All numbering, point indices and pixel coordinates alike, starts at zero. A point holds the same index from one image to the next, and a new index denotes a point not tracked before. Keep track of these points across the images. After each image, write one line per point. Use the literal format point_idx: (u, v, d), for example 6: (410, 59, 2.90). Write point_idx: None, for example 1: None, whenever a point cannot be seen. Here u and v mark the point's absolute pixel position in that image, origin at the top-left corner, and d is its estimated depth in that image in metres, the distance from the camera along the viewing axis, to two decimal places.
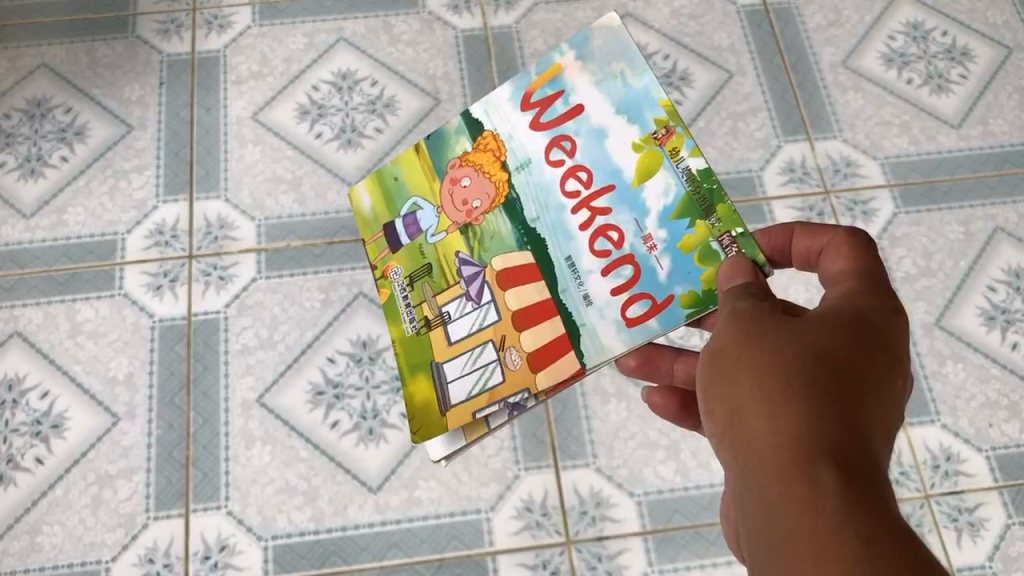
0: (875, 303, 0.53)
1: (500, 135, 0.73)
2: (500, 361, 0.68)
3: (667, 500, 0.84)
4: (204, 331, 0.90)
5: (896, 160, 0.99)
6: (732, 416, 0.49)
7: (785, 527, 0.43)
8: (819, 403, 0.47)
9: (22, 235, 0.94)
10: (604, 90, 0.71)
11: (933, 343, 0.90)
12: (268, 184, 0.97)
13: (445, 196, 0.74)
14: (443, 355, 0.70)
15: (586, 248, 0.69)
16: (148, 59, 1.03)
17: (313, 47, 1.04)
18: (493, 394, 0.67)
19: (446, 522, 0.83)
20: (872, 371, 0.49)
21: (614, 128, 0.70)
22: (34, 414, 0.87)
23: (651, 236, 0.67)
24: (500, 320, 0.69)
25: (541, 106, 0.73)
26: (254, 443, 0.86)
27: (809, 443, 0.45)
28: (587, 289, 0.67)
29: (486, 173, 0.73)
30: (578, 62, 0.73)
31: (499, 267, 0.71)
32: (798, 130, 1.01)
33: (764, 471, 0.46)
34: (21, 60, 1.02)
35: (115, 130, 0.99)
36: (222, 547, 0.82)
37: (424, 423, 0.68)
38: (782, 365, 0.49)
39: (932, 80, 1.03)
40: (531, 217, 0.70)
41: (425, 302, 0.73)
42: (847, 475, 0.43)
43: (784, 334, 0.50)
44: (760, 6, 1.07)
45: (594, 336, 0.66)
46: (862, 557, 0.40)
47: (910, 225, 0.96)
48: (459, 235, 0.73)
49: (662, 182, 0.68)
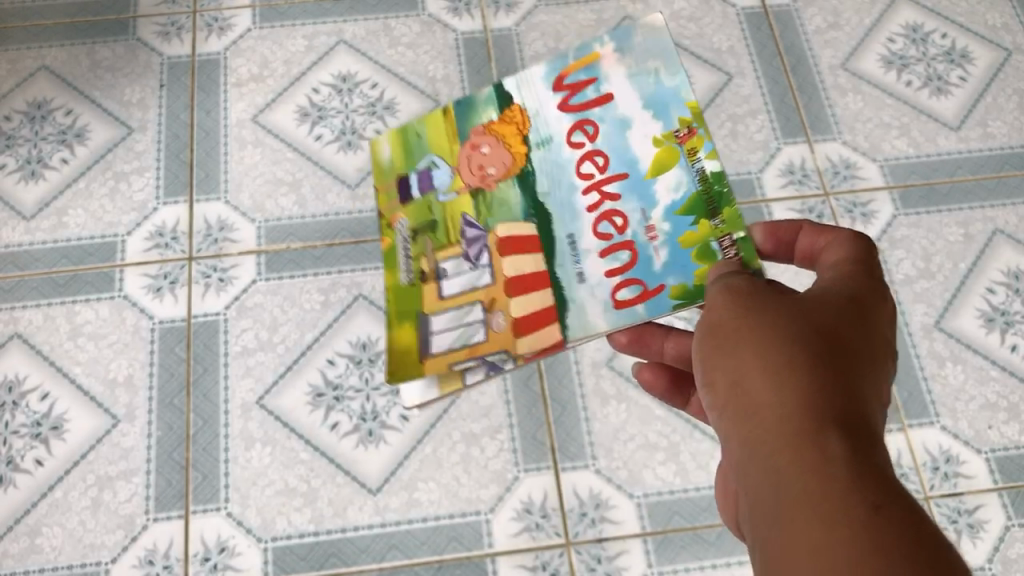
0: (874, 283, 0.54)
1: (527, 109, 0.75)
2: (485, 321, 0.70)
3: (667, 502, 0.84)
4: (204, 333, 0.90)
5: (896, 162, 0.99)
6: (733, 387, 0.49)
7: (791, 493, 0.43)
8: (822, 374, 0.47)
9: (22, 236, 0.94)
10: (634, 82, 0.73)
11: (932, 345, 0.91)
12: (268, 186, 0.97)
13: (463, 158, 0.76)
14: (431, 306, 0.72)
15: (590, 228, 0.70)
16: (148, 61, 1.03)
17: (313, 50, 1.04)
18: (474, 350, 0.69)
19: (445, 523, 0.83)
20: (868, 347, 0.50)
21: (637, 120, 0.72)
22: (34, 416, 0.87)
23: (654, 226, 0.68)
24: (494, 284, 0.71)
25: (572, 89, 0.75)
26: (254, 445, 0.86)
27: (814, 410, 0.45)
28: (583, 267, 0.69)
29: (507, 144, 0.75)
30: (615, 53, 0.74)
31: (503, 234, 0.72)
32: (798, 133, 1.01)
33: (768, 439, 0.46)
34: (21, 62, 1.03)
35: (115, 132, 0.99)
36: (222, 549, 0.82)
37: (403, 366, 0.70)
38: (783, 337, 0.49)
39: (932, 83, 1.03)
40: (542, 191, 0.72)
41: (423, 255, 0.74)
42: (852, 443, 0.44)
43: (784, 309, 0.51)
44: (760, 9, 1.07)
45: (581, 312, 0.68)
46: (870, 522, 0.40)
47: (909, 226, 0.96)
48: (469, 198, 0.75)
49: (675, 178, 0.69)
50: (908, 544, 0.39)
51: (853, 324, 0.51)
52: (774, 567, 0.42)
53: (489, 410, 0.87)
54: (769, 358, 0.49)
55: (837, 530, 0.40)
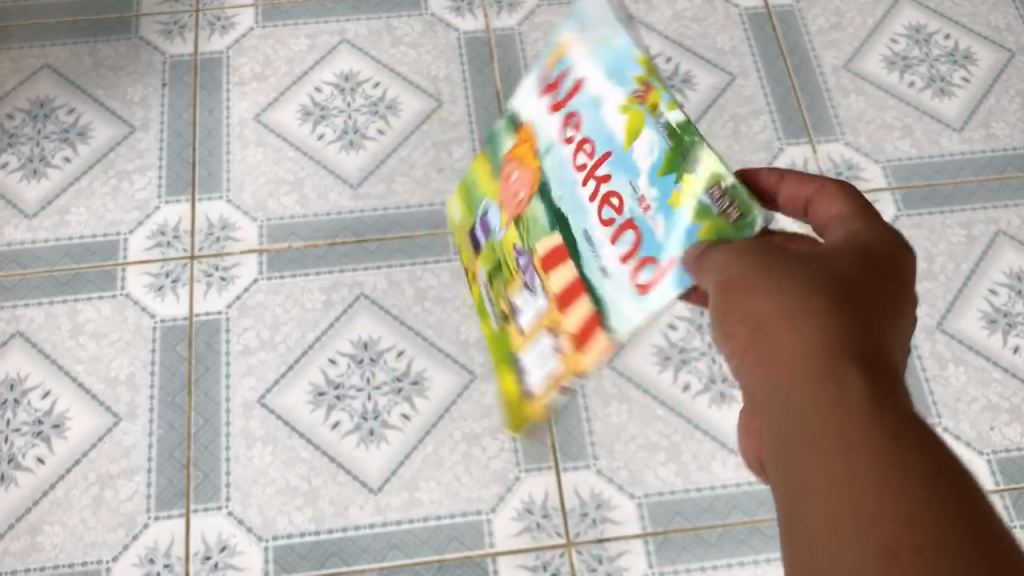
0: (880, 233, 0.48)
1: (508, 151, 0.79)
2: (553, 346, 0.75)
3: (667, 502, 0.84)
4: (206, 332, 0.90)
5: (898, 163, 0.99)
6: (747, 332, 0.44)
7: (809, 437, 0.37)
8: (834, 309, 0.42)
9: (24, 235, 0.94)
10: (546, 70, 0.72)
11: (934, 346, 0.90)
12: (270, 185, 0.97)
13: (498, 185, 0.78)
14: (522, 351, 0.80)
15: (597, 218, 0.65)
16: (151, 60, 1.03)
17: (316, 49, 1.04)
18: (557, 380, 0.77)
19: (446, 523, 0.83)
20: (890, 299, 0.44)
21: (594, 93, 0.65)
22: (36, 414, 0.87)
23: (644, 195, 0.61)
24: (544, 306, 0.74)
25: (525, 111, 0.77)
26: (255, 444, 0.86)
27: (831, 346, 0.40)
28: (602, 261, 0.66)
29: (526, 164, 0.74)
30: (525, 68, 0.77)
31: (542, 252, 0.72)
32: (800, 133, 1.01)
33: (787, 379, 0.40)
34: (24, 61, 1.03)
35: (118, 131, 0.99)
36: (222, 548, 0.82)
37: (516, 416, 0.85)
38: (789, 277, 0.44)
39: (935, 84, 1.03)
40: (558, 196, 0.70)
41: (501, 297, 0.81)
42: (879, 385, 0.37)
43: (789, 252, 0.46)
44: (762, 9, 1.07)
45: (617, 310, 0.65)
46: (891, 456, 0.34)
47: (911, 227, 0.96)
48: (512, 226, 0.77)
49: (644, 139, 0.61)
50: (930, 479, 0.33)
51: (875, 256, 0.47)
52: (788, 515, 0.36)
53: (490, 409, 0.87)
54: (773, 272, 0.45)
55: (850, 461, 0.34)
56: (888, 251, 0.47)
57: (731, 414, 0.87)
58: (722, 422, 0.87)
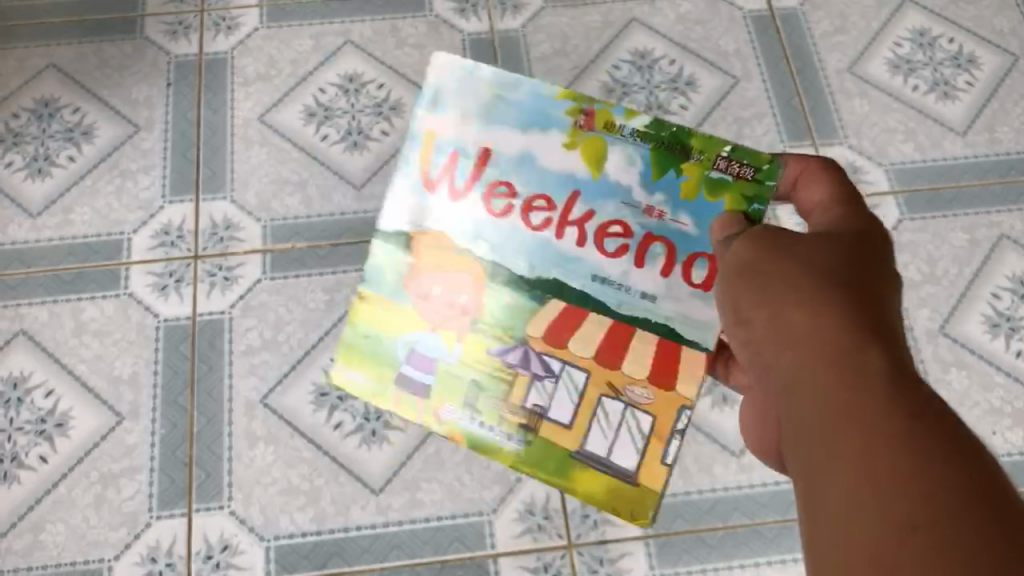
0: (884, 243, 0.60)
1: (434, 226, 0.88)
2: (626, 403, 0.83)
3: (669, 504, 0.84)
4: (209, 332, 0.90)
5: (901, 166, 0.99)
6: (773, 322, 0.53)
7: (833, 407, 0.46)
8: (855, 304, 0.51)
9: (29, 234, 0.94)
10: (493, 123, 0.90)
11: (936, 349, 0.91)
12: (274, 186, 0.97)
13: (429, 313, 0.86)
14: (574, 444, 0.83)
15: (601, 256, 0.86)
16: (156, 60, 1.03)
17: (320, 50, 1.04)
18: (660, 435, 0.82)
19: (447, 524, 0.83)
20: (891, 286, 0.55)
21: (534, 147, 0.89)
22: (39, 412, 0.87)
23: (652, 208, 0.87)
24: (591, 374, 0.84)
25: (450, 174, 0.89)
26: (257, 444, 0.86)
27: (853, 333, 0.49)
28: (640, 290, 0.85)
29: (448, 270, 0.87)
30: (443, 123, 0.91)
31: (541, 333, 0.85)
32: (803, 136, 1.01)
33: (812, 360, 0.49)
34: (29, 60, 1.03)
35: (123, 130, 0.99)
36: (224, 548, 0.83)
37: (637, 504, 0.82)
38: (818, 278, 0.53)
39: (938, 88, 1.03)
40: (530, 271, 0.86)
41: (504, 415, 0.84)
42: (890, 360, 0.47)
43: (817, 258, 0.56)
44: (767, 12, 1.07)
45: (684, 322, 0.84)
46: (908, 427, 0.43)
47: (915, 231, 0.96)
48: (475, 334, 0.86)
49: (618, 159, 0.88)
50: (952, 452, 0.41)
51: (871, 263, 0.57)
52: (816, 476, 0.45)
53: None
54: (799, 285, 0.53)
55: (875, 430, 0.43)
56: (882, 256, 0.58)
57: (734, 415, 0.87)
58: (725, 423, 0.87)
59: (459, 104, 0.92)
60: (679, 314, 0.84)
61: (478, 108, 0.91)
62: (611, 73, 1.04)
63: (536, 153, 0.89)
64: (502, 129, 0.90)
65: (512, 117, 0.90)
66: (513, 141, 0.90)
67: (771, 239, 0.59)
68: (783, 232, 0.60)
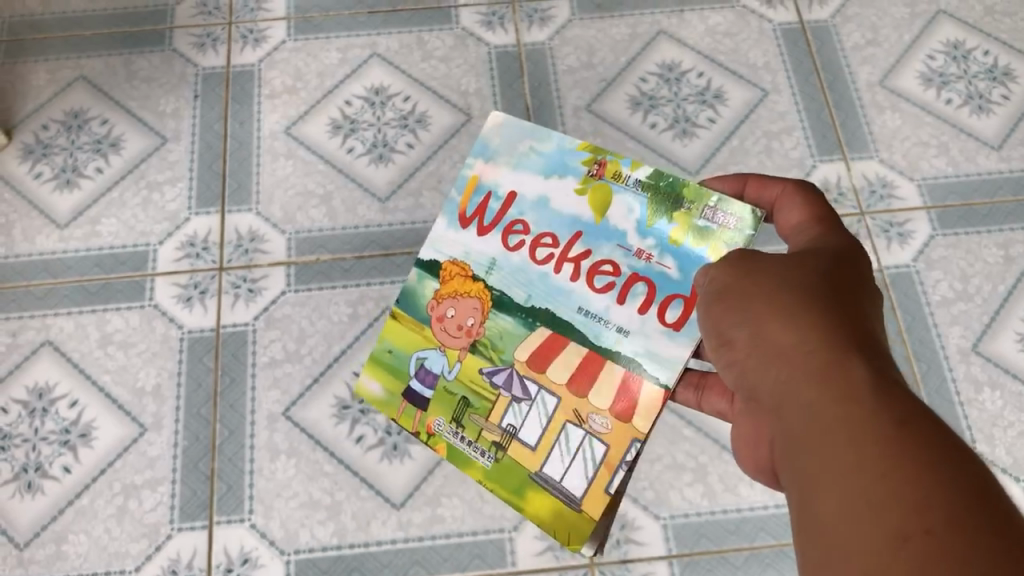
0: (856, 247, 0.63)
1: (456, 258, 0.88)
2: (586, 431, 0.81)
3: (694, 524, 0.83)
4: (232, 343, 0.90)
5: (934, 181, 0.97)
6: (759, 340, 0.55)
7: (821, 414, 0.47)
8: (838, 320, 0.53)
9: (56, 245, 0.95)
10: (522, 167, 0.90)
11: (969, 369, 0.89)
12: (299, 199, 0.97)
13: (439, 333, 0.86)
14: (535, 463, 0.81)
15: (590, 290, 0.84)
16: (184, 72, 1.04)
17: (347, 62, 1.05)
18: (610, 466, 0.79)
19: (468, 541, 0.82)
20: (865, 298, 0.58)
21: (551, 189, 0.88)
22: (63, 423, 0.87)
23: (641, 250, 0.84)
24: (561, 400, 0.82)
25: (478, 213, 0.89)
26: (279, 457, 0.86)
27: (838, 346, 0.51)
28: (617, 322, 0.82)
29: (462, 294, 0.86)
30: (486, 165, 0.91)
31: (526, 357, 0.84)
32: (834, 150, 0.99)
33: (800, 370, 0.51)
34: (60, 72, 1.04)
35: (150, 142, 1.00)
36: (244, 561, 0.82)
37: (575, 530, 0.79)
38: (803, 296, 0.56)
39: (973, 101, 1.01)
40: (523, 300, 0.85)
41: (482, 430, 0.83)
42: (873, 368, 0.49)
43: (800, 275, 0.58)
44: (797, 25, 1.06)
45: (652, 355, 0.81)
46: (895, 429, 0.44)
47: (947, 247, 0.94)
48: (472, 355, 0.85)
49: (621, 205, 0.86)
50: (939, 447, 0.42)
51: (858, 285, 0.59)
52: (808, 482, 0.46)
53: None
54: (784, 305, 0.55)
55: (861, 432, 0.44)
56: (854, 259, 0.62)
57: None
58: None
59: (500, 146, 0.91)
60: (647, 351, 0.81)
61: (514, 154, 0.90)
62: (638, 85, 1.03)
63: (551, 197, 0.88)
64: (528, 172, 0.89)
65: (536, 163, 0.89)
66: (532, 184, 0.89)
67: (747, 262, 0.62)
68: (758, 255, 0.62)
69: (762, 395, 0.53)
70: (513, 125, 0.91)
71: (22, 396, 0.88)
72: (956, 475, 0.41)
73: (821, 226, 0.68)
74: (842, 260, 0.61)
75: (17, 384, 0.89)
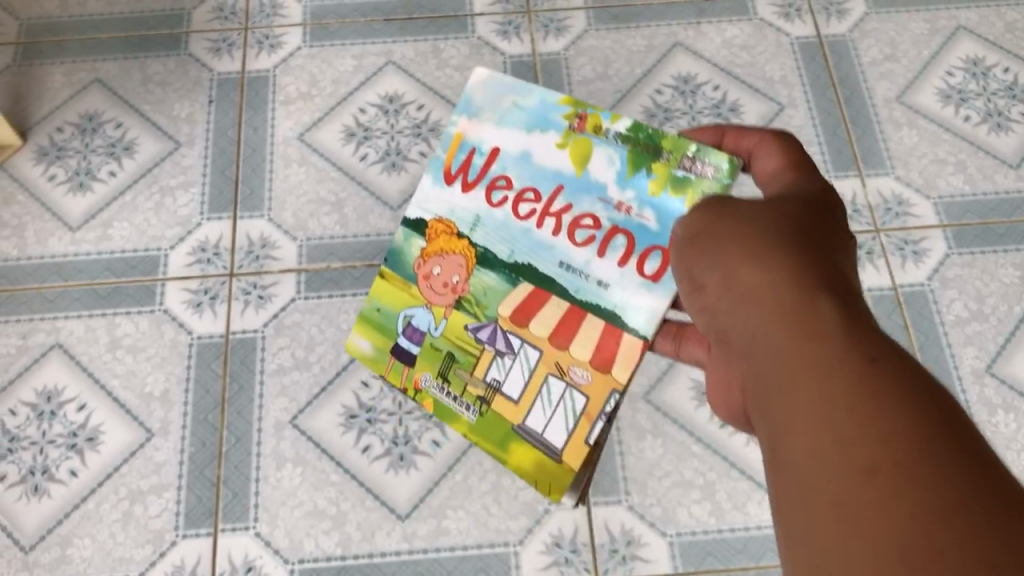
0: (829, 198, 0.63)
1: (443, 217, 0.88)
2: (567, 383, 0.81)
3: (701, 542, 0.82)
4: (241, 350, 0.90)
5: (950, 199, 0.96)
6: (730, 280, 0.54)
7: (787, 351, 0.47)
8: (808, 262, 0.53)
9: (68, 247, 0.95)
10: (507, 125, 0.90)
11: (983, 390, 0.88)
12: (311, 206, 0.97)
13: (426, 291, 0.86)
14: (517, 416, 0.82)
15: (572, 244, 0.84)
16: (199, 77, 1.04)
17: (361, 69, 1.04)
18: (589, 416, 0.80)
19: (473, 554, 0.82)
20: (836, 243, 0.57)
21: (535, 145, 0.89)
22: (71, 426, 0.87)
23: (621, 202, 0.85)
24: (542, 353, 0.82)
25: (463, 169, 0.89)
26: (285, 465, 0.85)
27: (806, 285, 0.50)
28: (596, 275, 0.83)
29: (448, 252, 0.86)
30: (472, 123, 0.91)
31: (509, 312, 0.84)
32: (849, 166, 0.98)
33: (769, 309, 0.50)
34: (75, 75, 1.04)
35: (164, 146, 1.00)
36: (248, 570, 0.82)
37: (556, 479, 0.80)
38: (775, 239, 0.55)
39: (992, 119, 1.00)
40: (506, 254, 0.85)
41: (467, 384, 0.84)
42: (840, 307, 0.48)
43: (771, 219, 0.58)
44: (815, 39, 1.05)
45: (629, 307, 0.82)
46: (861, 365, 0.44)
47: (962, 267, 0.93)
48: (457, 311, 0.85)
49: (602, 158, 0.87)
50: (904, 384, 0.42)
51: (832, 234, 0.58)
52: (773, 416, 0.45)
53: None
54: (755, 246, 0.55)
55: (827, 370, 0.44)
56: (825, 208, 0.62)
57: None
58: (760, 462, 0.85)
59: (484, 102, 0.92)
60: (625, 302, 0.82)
61: (499, 111, 0.91)
62: (653, 97, 1.02)
63: (533, 151, 0.89)
64: (512, 128, 0.90)
65: (519, 120, 0.90)
66: (516, 140, 0.89)
67: (720, 206, 0.61)
68: (733, 200, 0.62)
69: (731, 335, 0.53)
70: (498, 83, 0.91)
71: (31, 399, 0.88)
72: (920, 410, 0.41)
73: (798, 178, 0.68)
74: (815, 210, 0.61)
75: (26, 387, 0.89)
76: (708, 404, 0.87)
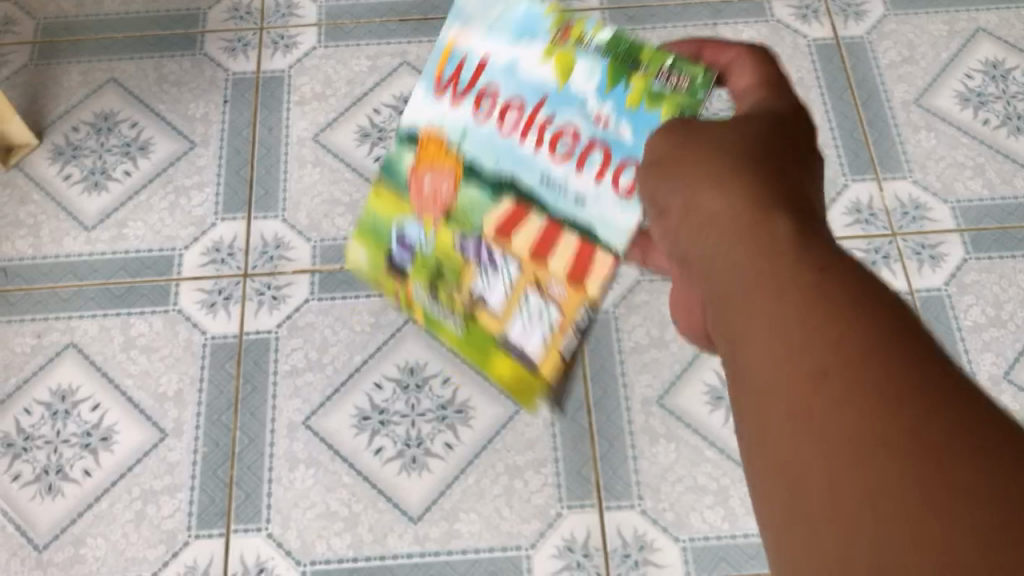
0: (790, 109, 0.55)
1: (434, 126, 0.77)
2: (547, 299, 0.74)
3: (714, 547, 0.81)
4: (255, 350, 0.90)
5: (968, 204, 0.96)
6: (689, 207, 0.48)
7: (746, 277, 0.40)
8: (768, 181, 0.46)
9: (83, 247, 0.95)
10: (495, 33, 0.75)
11: (1000, 397, 0.87)
12: (325, 207, 0.97)
13: (417, 202, 0.78)
14: (497, 328, 0.77)
15: (550, 160, 0.71)
16: (214, 77, 1.04)
17: (376, 70, 1.04)
18: (565, 327, 0.74)
19: (485, 557, 0.82)
20: (800, 158, 0.50)
21: (521, 54, 0.74)
22: (85, 426, 0.87)
23: (599, 114, 0.70)
24: (524, 268, 0.74)
25: (454, 79, 0.76)
26: (298, 466, 0.85)
27: (764, 205, 0.44)
28: (574, 190, 0.70)
29: (436, 161, 0.76)
30: (462, 28, 0.76)
31: (492, 227, 0.74)
32: (866, 169, 0.98)
33: (726, 235, 0.44)
34: (91, 74, 1.04)
35: (179, 146, 1.00)
36: (260, 571, 0.82)
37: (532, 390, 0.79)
38: (735, 160, 0.48)
39: (1011, 122, 0.99)
40: (489, 167, 0.73)
41: (452, 296, 0.79)
42: (803, 227, 0.42)
43: (731, 137, 0.51)
44: (833, 40, 1.05)
45: (605, 223, 0.69)
46: (846, 310, 0.35)
47: (980, 272, 0.92)
48: (444, 225, 0.77)
49: (584, 70, 0.71)
50: (889, 328, 0.34)
51: (795, 147, 0.51)
52: (735, 362, 0.39)
53: (534, 442, 0.86)
54: (717, 168, 0.48)
55: (803, 317, 0.36)
56: (790, 127, 0.53)
57: None
58: None
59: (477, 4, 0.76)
60: (599, 217, 0.69)
61: (492, 15, 0.76)
62: None
63: (520, 60, 0.74)
64: (499, 36, 0.75)
65: (503, 28, 0.75)
66: (501, 48, 0.75)
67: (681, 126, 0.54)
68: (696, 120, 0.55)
69: (689, 269, 0.47)
70: None
71: (45, 398, 0.88)
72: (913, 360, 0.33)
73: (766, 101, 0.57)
74: (779, 121, 0.53)
75: (41, 386, 0.89)
76: (722, 409, 0.87)
